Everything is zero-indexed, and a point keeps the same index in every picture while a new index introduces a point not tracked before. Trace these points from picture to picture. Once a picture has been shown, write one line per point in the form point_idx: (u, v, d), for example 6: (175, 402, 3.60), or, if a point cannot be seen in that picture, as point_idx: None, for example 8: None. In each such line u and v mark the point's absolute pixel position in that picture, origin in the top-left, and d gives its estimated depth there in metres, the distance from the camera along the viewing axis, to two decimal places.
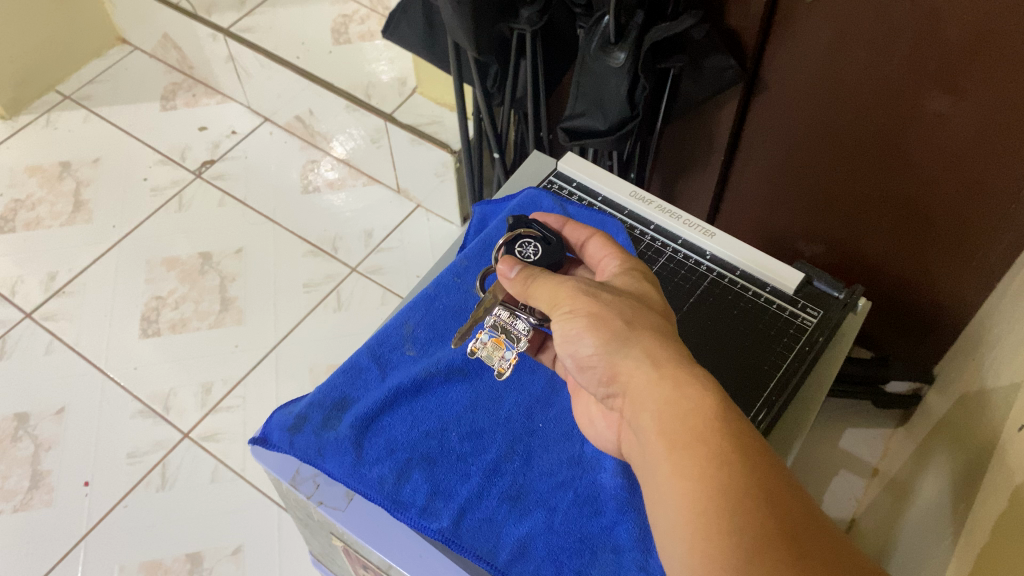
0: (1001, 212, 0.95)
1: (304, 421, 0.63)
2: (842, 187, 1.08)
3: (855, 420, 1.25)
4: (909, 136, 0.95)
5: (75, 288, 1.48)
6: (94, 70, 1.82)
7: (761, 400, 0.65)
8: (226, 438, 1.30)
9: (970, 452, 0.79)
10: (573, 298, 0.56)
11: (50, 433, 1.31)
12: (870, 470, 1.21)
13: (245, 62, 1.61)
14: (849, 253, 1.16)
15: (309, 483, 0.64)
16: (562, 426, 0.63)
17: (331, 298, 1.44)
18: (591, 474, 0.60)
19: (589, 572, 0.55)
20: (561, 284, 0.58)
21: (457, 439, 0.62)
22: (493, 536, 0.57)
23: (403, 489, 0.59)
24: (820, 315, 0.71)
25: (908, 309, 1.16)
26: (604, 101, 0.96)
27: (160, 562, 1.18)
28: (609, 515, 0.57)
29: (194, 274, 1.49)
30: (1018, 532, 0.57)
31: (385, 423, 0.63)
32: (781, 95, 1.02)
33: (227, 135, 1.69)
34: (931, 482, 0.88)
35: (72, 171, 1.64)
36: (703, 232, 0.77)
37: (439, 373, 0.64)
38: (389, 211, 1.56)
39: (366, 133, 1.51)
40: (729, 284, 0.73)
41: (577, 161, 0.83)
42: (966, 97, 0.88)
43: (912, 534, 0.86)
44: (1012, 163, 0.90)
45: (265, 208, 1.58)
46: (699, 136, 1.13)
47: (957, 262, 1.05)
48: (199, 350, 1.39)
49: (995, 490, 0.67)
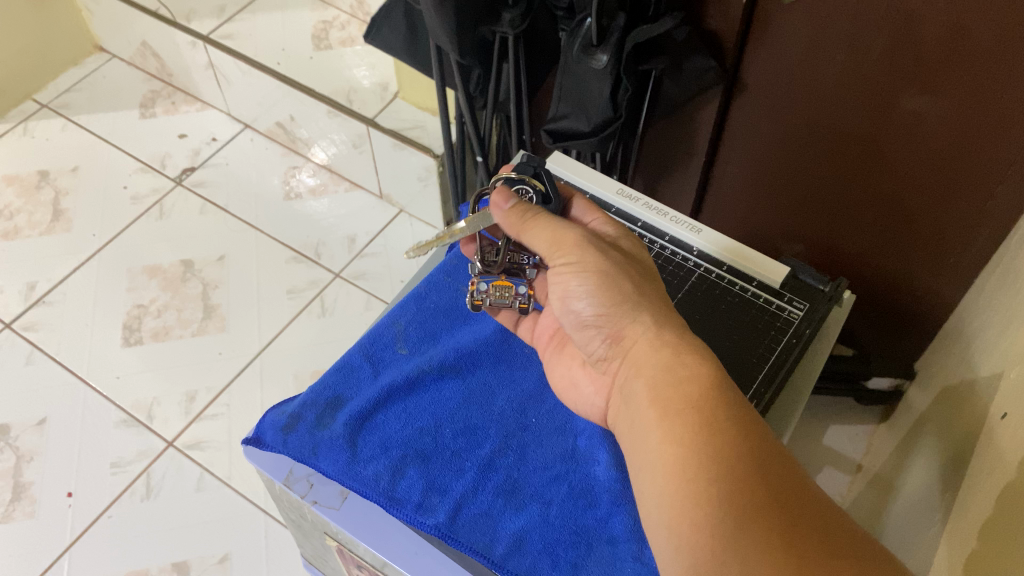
0: (979, 207, 0.97)
1: (298, 421, 0.63)
2: (823, 187, 1.09)
3: (838, 417, 1.27)
4: (888, 135, 0.97)
5: (55, 298, 1.46)
6: (71, 78, 1.81)
7: (750, 392, 0.66)
8: (210, 446, 1.29)
9: (954, 443, 0.80)
10: (580, 249, 0.58)
11: (32, 444, 1.29)
12: (854, 466, 1.22)
13: (225, 69, 1.61)
14: (830, 252, 1.17)
15: (303, 483, 0.64)
16: (555, 420, 0.63)
17: (315, 304, 1.44)
18: (584, 468, 0.60)
19: (586, 564, 0.55)
20: (567, 233, 0.59)
21: (451, 435, 0.62)
22: (490, 530, 0.57)
23: (399, 486, 0.59)
24: (806, 308, 0.71)
25: (889, 305, 1.18)
26: (587, 102, 0.97)
27: (146, 572, 1.17)
28: (603, 507, 0.58)
29: (176, 282, 1.48)
30: (1005, 517, 0.58)
31: (380, 421, 0.63)
32: (761, 97, 1.03)
33: (208, 142, 1.69)
34: (916, 475, 0.89)
35: (50, 180, 1.63)
36: (689, 228, 0.78)
37: (432, 370, 0.65)
38: (372, 217, 1.56)
39: (348, 138, 1.51)
40: (716, 279, 0.74)
41: (564, 160, 0.84)
42: (943, 96, 0.89)
43: (899, 524, 0.87)
44: (989, 160, 0.92)
45: (247, 215, 1.57)
46: (681, 137, 1.14)
47: (936, 259, 1.06)
48: (182, 358, 1.38)
49: (981, 478, 0.68)
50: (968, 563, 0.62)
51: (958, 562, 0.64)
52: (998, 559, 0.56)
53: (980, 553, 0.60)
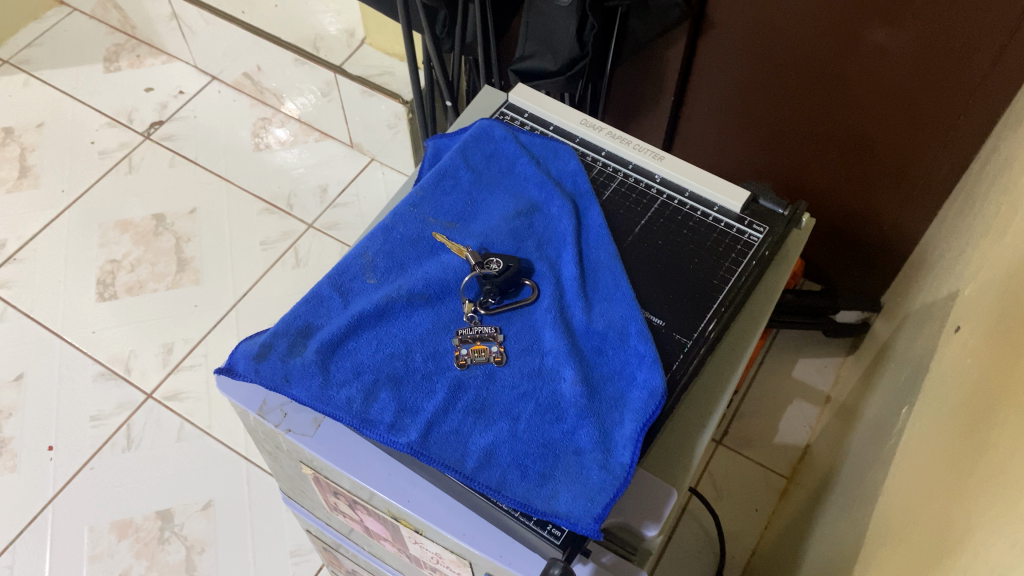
0: (941, 139, 0.99)
1: (269, 349, 0.58)
2: (792, 122, 1.10)
3: (806, 350, 1.30)
4: (853, 68, 0.98)
5: (26, 255, 1.45)
6: (32, 33, 1.78)
7: (710, 312, 0.62)
8: (190, 397, 1.30)
9: (911, 364, 0.83)
10: None
11: (10, 400, 1.29)
12: (822, 397, 1.25)
13: (189, 20, 1.58)
14: (799, 188, 1.19)
15: (276, 413, 0.62)
16: (523, 341, 0.59)
17: (289, 255, 1.44)
18: (552, 384, 0.57)
19: (554, 476, 0.53)
20: None
21: (421, 359, 0.58)
22: (460, 446, 0.54)
23: (372, 408, 0.55)
24: (766, 231, 0.68)
25: (856, 239, 1.20)
26: (554, 41, 0.96)
27: (130, 521, 1.19)
28: (569, 420, 0.55)
29: (148, 235, 1.47)
30: (941, 424, 0.61)
31: (351, 347, 0.58)
32: (730, 31, 1.03)
33: (175, 95, 1.67)
34: (877, 398, 0.90)
35: (16, 137, 1.61)
36: (652, 155, 0.72)
37: (401, 297, 0.60)
38: (344, 166, 1.55)
39: (316, 87, 1.49)
40: (678, 206, 0.69)
41: (529, 92, 0.77)
42: (905, 27, 0.90)
43: (859, 445, 0.88)
44: (951, 91, 0.93)
45: (217, 167, 1.56)
46: (649, 76, 1.14)
47: (900, 190, 1.09)
48: (158, 311, 1.39)
49: (930, 391, 0.70)
50: (913, 477, 0.62)
51: (903, 463, 0.67)
52: (941, 466, 0.57)
53: (923, 453, 0.63)
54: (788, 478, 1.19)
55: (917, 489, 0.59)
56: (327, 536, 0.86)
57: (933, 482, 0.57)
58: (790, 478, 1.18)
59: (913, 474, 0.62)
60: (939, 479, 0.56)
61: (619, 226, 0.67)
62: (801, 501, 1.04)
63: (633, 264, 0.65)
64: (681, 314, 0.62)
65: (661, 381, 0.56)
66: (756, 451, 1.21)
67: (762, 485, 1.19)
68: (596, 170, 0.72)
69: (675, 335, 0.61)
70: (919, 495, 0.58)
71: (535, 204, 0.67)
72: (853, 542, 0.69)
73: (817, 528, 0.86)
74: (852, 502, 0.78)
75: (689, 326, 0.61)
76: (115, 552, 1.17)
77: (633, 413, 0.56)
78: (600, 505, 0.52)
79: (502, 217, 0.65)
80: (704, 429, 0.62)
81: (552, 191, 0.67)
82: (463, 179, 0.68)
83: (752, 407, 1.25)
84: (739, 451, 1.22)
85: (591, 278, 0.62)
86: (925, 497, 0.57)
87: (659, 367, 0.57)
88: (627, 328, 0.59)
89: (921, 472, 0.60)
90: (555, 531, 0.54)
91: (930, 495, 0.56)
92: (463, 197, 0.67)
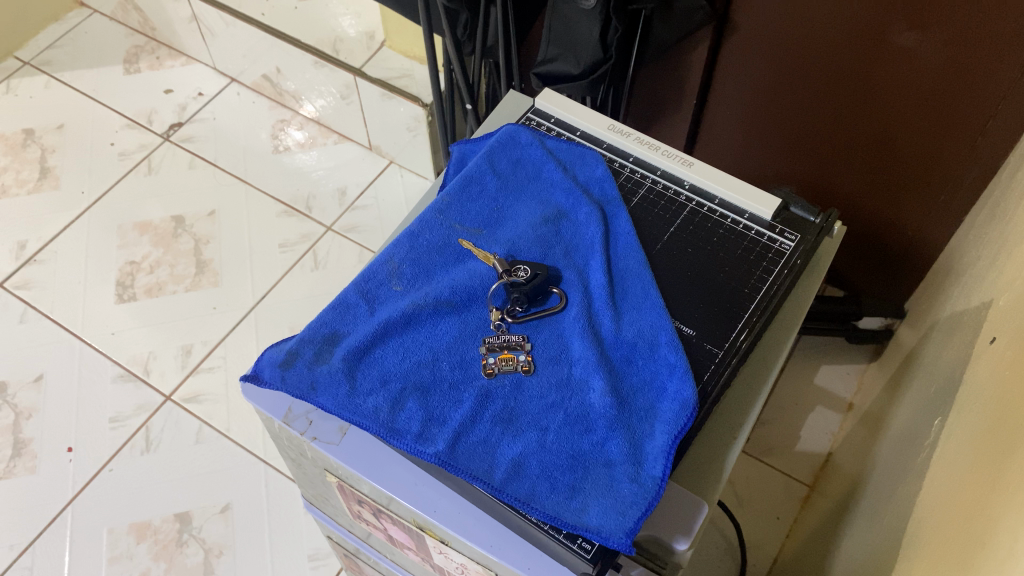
0: (969, 144, 0.97)
1: (295, 357, 0.58)
2: (816, 127, 1.08)
3: (828, 357, 1.28)
4: (879, 72, 0.96)
5: (46, 256, 1.46)
6: (52, 35, 1.78)
7: (742, 321, 0.61)
8: (208, 399, 1.30)
9: (941, 374, 0.81)
10: None
11: (30, 401, 1.30)
12: (845, 404, 1.24)
13: (209, 21, 1.58)
14: (822, 192, 1.17)
15: (302, 420, 0.61)
16: (551, 350, 0.58)
17: (308, 258, 1.44)
18: (580, 395, 0.56)
19: (583, 488, 0.53)
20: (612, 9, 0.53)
21: (449, 368, 0.57)
22: (488, 456, 0.54)
23: (399, 417, 0.55)
24: (797, 239, 0.67)
25: (880, 245, 1.19)
26: (577, 44, 0.95)
27: (148, 523, 1.19)
28: (599, 431, 0.54)
29: (167, 237, 1.47)
30: (976, 439, 0.60)
31: (378, 355, 0.58)
32: (754, 35, 1.02)
33: (194, 97, 1.67)
34: (905, 408, 0.89)
35: (36, 138, 1.62)
36: (681, 161, 0.72)
37: (429, 305, 0.59)
38: (362, 168, 1.55)
39: (335, 89, 1.49)
40: (708, 213, 0.68)
41: (555, 97, 0.77)
42: (934, 32, 0.89)
43: (887, 455, 0.86)
44: (981, 96, 0.92)
45: (236, 169, 1.56)
46: (671, 80, 1.13)
47: (926, 195, 1.07)
48: (176, 313, 1.39)
49: (965, 401, 0.69)
50: (949, 493, 0.60)
51: (935, 476, 0.66)
52: (975, 485, 0.56)
53: (957, 467, 0.61)
54: (810, 486, 1.18)
55: (952, 504, 0.59)
56: (348, 542, 0.86)
57: (969, 499, 0.56)
58: (812, 486, 1.17)
59: (949, 490, 0.61)
60: (976, 496, 0.55)
61: (649, 233, 0.67)
62: (825, 510, 1.03)
63: (662, 273, 0.64)
64: (712, 324, 0.61)
65: (692, 392, 0.56)
66: (778, 458, 1.20)
67: (784, 493, 1.18)
68: (624, 176, 0.71)
69: (706, 345, 0.60)
70: (954, 512, 0.57)
71: (563, 211, 0.66)
72: (885, 556, 0.68)
73: (844, 540, 0.85)
74: (882, 514, 0.77)
75: (720, 336, 0.60)
76: (133, 555, 1.17)
77: (664, 425, 0.55)
78: (632, 519, 0.51)
79: (529, 224, 0.65)
80: (735, 441, 0.61)
81: (580, 198, 0.66)
82: (489, 185, 0.67)
83: (774, 414, 1.24)
84: (760, 458, 1.21)
85: (620, 286, 0.62)
86: (961, 515, 0.56)
87: (690, 378, 0.56)
88: (657, 338, 0.59)
89: (957, 488, 0.59)
90: (585, 545, 0.53)
91: (966, 513, 0.55)
92: (489, 203, 0.67)
